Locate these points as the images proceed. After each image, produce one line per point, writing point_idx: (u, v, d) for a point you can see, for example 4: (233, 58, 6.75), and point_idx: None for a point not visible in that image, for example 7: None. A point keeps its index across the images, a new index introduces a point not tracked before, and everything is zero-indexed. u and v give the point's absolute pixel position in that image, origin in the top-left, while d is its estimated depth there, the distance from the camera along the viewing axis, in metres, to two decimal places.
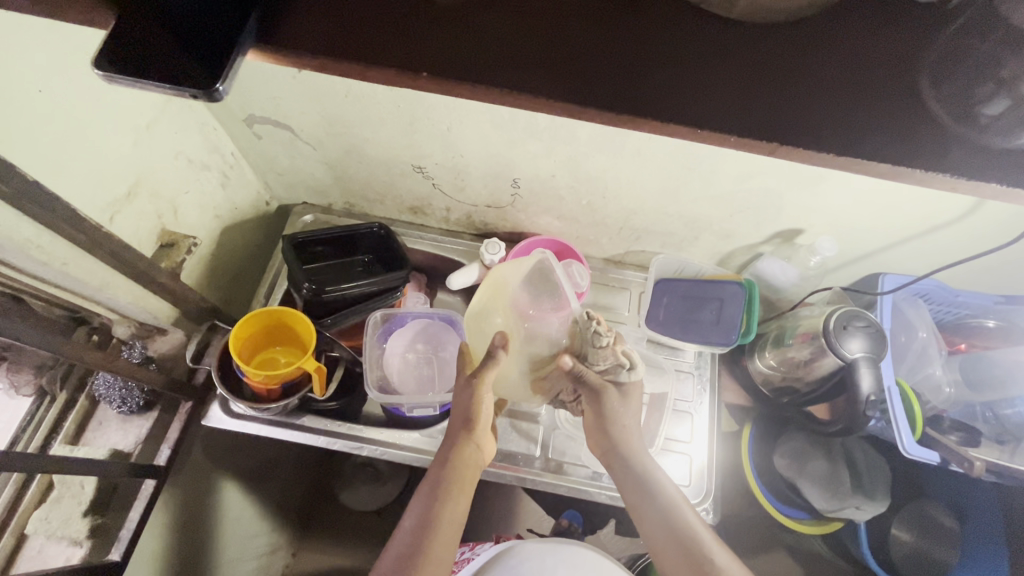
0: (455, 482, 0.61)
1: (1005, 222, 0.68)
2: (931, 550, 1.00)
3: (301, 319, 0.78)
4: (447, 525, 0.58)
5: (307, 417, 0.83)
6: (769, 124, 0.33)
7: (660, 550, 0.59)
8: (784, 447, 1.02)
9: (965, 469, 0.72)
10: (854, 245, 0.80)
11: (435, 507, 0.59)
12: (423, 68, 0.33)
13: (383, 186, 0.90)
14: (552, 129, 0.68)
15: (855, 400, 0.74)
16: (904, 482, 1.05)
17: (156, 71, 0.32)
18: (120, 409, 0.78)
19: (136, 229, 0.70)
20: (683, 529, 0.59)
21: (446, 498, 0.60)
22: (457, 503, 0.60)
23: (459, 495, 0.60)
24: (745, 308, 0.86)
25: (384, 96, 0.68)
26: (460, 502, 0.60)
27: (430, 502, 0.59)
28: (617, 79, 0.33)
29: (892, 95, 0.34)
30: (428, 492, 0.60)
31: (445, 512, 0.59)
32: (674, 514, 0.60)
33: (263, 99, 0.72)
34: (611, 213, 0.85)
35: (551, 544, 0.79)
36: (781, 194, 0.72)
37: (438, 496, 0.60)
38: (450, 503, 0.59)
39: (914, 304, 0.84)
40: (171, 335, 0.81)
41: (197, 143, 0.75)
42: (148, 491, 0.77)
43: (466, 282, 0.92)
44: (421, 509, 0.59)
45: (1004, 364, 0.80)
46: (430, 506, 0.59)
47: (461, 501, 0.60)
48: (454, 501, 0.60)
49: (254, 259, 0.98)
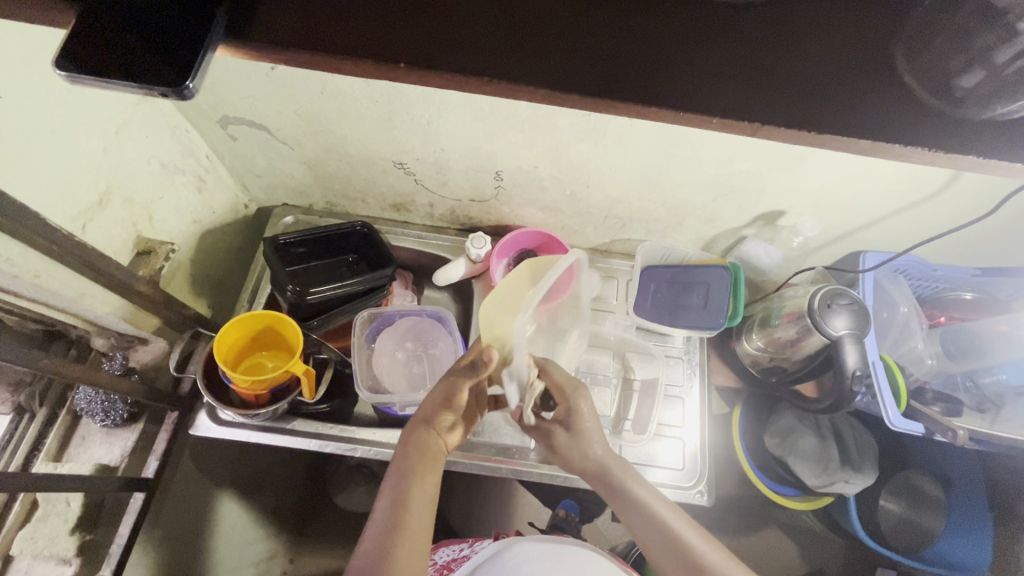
0: (423, 462, 0.60)
1: (978, 196, 0.70)
2: (918, 520, 1.05)
3: (285, 321, 0.76)
4: (419, 504, 0.57)
5: (297, 421, 0.82)
6: (747, 102, 0.33)
7: (661, 560, 0.58)
8: (773, 426, 1.05)
9: (950, 439, 0.73)
10: (834, 224, 0.82)
11: (406, 484, 0.57)
12: (401, 59, 0.32)
13: (364, 184, 0.89)
14: (532, 120, 0.68)
15: (841, 376, 0.75)
16: (890, 455, 1.08)
17: (125, 69, 0.31)
18: (104, 423, 0.76)
19: (111, 236, 0.67)
20: (671, 532, 0.58)
21: (416, 477, 0.58)
22: (425, 481, 0.58)
23: (428, 477, 0.59)
24: (730, 292, 0.87)
25: (362, 91, 0.67)
26: (429, 479, 0.59)
27: (399, 485, 0.57)
28: (600, 66, 0.33)
29: (868, 68, 0.34)
30: (398, 473, 0.58)
31: (416, 488, 0.57)
32: (661, 518, 0.59)
33: (237, 99, 0.71)
34: (595, 203, 0.85)
35: (546, 543, 0.79)
36: (762, 176, 0.73)
37: (407, 476, 0.58)
38: (420, 480, 0.58)
39: (895, 279, 0.85)
40: (152, 344, 0.80)
41: (170, 147, 0.74)
42: (137, 506, 0.75)
43: (453, 278, 0.92)
44: (393, 491, 0.57)
45: (984, 334, 0.82)
46: (401, 486, 0.57)
47: (431, 478, 0.59)
48: (423, 478, 0.58)
49: (235, 264, 0.96)
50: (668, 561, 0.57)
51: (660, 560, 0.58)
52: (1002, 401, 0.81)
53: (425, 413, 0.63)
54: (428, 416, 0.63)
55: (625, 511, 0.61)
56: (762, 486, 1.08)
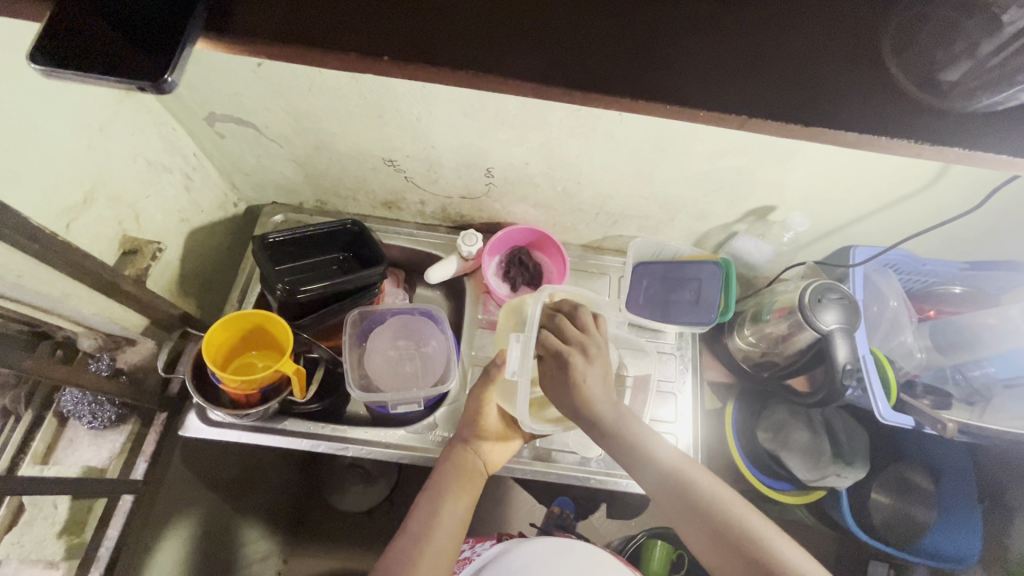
0: (456, 480, 0.67)
1: (966, 190, 0.70)
2: (909, 513, 1.07)
3: (274, 319, 0.76)
4: (449, 519, 0.63)
5: (288, 421, 0.82)
6: (735, 94, 0.33)
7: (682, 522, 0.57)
8: (767, 421, 1.07)
9: (939, 431, 0.74)
10: (824, 219, 0.82)
11: (439, 500, 0.65)
12: (386, 52, 0.32)
13: (355, 182, 0.88)
14: (523, 116, 0.68)
15: (832, 370, 0.75)
16: (883, 450, 1.10)
17: (106, 62, 0.31)
18: (91, 425, 0.75)
19: (97, 235, 0.67)
20: (687, 492, 0.57)
21: (449, 494, 0.65)
22: (457, 499, 0.65)
23: (459, 495, 0.66)
24: (722, 287, 0.87)
25: (351, 88, 0.66)
26: (461, 498, 0.66)
27: (433, 499, 0.65)
28: (587, 59, 0.33)
29: (855, 60, 0.34)
30: (433, 489, 0.66)
31: (447, 505, 0.64)
32: (672, 475, 0.58)
33: (224, 96, 0.70)
34: (587, 199, 0.85)
35: (553, 540, 0.79)
36: (753, 171, 0.73)
37: (439, 494, 0.65)
38: (452, 497, 0.65)
39: (884, 274, 0.86)
40: (140, 345, 0.78)
41: (156, 145, 0.73)
42: (127, 507, 0.75)
43: (445, 275, 0.92)
44: (428, 505, 0.64)
45: (974, 327, 0.82)
46: (435, 501, 0.65)
47: (464, 497, 0.66)
48: (455, 496, 0.65)
49: (225, 263, 0.95)
50: (688, 525, 0.56)
51: (681, 522, 0.57)
52: (990, 394, 0.82)
53: (464, 437, 0.72)
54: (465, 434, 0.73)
55: (638, 474, 0.59)
56: (754, 480, 1.08)
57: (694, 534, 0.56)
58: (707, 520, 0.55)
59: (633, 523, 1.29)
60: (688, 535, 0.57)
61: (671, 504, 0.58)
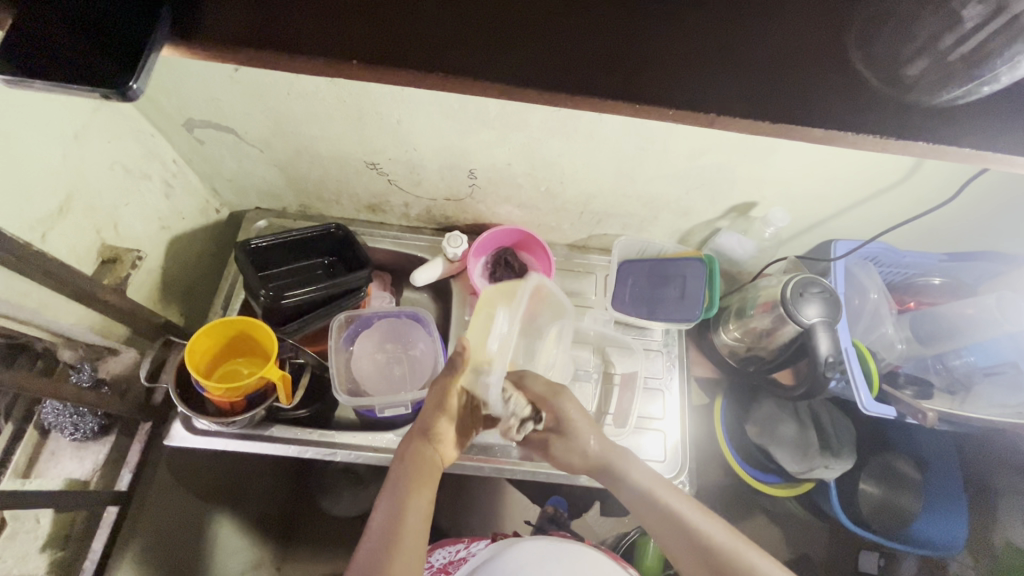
0: (419, 475, 0.61)
1: (941, 182, 0.71)
2: (896, 501, 1.08)
3: (258, 326, 0.75)
4: (416, 516, 0.57)
5: (275, 428, 0.81)
6: (704, 95, 0.33)
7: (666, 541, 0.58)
8: (756, 415, 1.07)
9: (920, 421, 0.75)
10: (805, 214, 0.83)
11: (403, 496, 0.58)
12: (356, 56, 0.32)
13: (338, 186, 0.88)
14: (503, 117, 0.68)
15: (815, 363, 0.76)
16: (871, 439, 1.13)
17: (69, 68, 0.30)
18: (73, 437, 0.74)
19: (75, 245, 0.66)
20: (665, 510, 0.59)
21: (413, 489, 0.59)
22: (422, 493, 0.59)
23: (424, 488, 0.60)
24: (706, 284, 0.88)
25: (330, 91, 0.66)
26: (426, 493, 0.60)
27: (395, 496, 0.59)
28: (557, 59, 0.33)
29: (822, 57, 0.34)
30: (395, 486, 0.60)
31: (413, 501, 0.58)
32: (653, 496, 0.60)
33: (202, 102, 0.70)
34: (571, 199, 0.86)
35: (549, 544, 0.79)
36: (732, 168, 0.74)
37: (404, 489, 0.59)
38: (417, 492, 0.59)
39: (866, 268, 0.86)
40: (123, 354, 0.77)
41: (134, 152, 0.72)
42: (111, 519, 0.74)
43: (431, 277, 0.92)
44: (390, 502, 0.58)
45: (951, 317, 0.84)
46: (398, 497, 0.58)
47: (429, 491, 0.60)
48: (420, 491, 0.59)
49: (208, 271, 0.95)
50: (672, 542, 0.57)
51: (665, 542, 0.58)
52: (970, 383, 0.83)
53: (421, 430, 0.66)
54: (423, 426, 0.66)
55: (623, 495, 0.62)
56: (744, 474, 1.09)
57: (677, 554, 0.57)
58: (687, 537, 0.56)
59: (626, 520, 1.30)
60: (673, 554, 0.57)
61: (653, 527, 0.59)
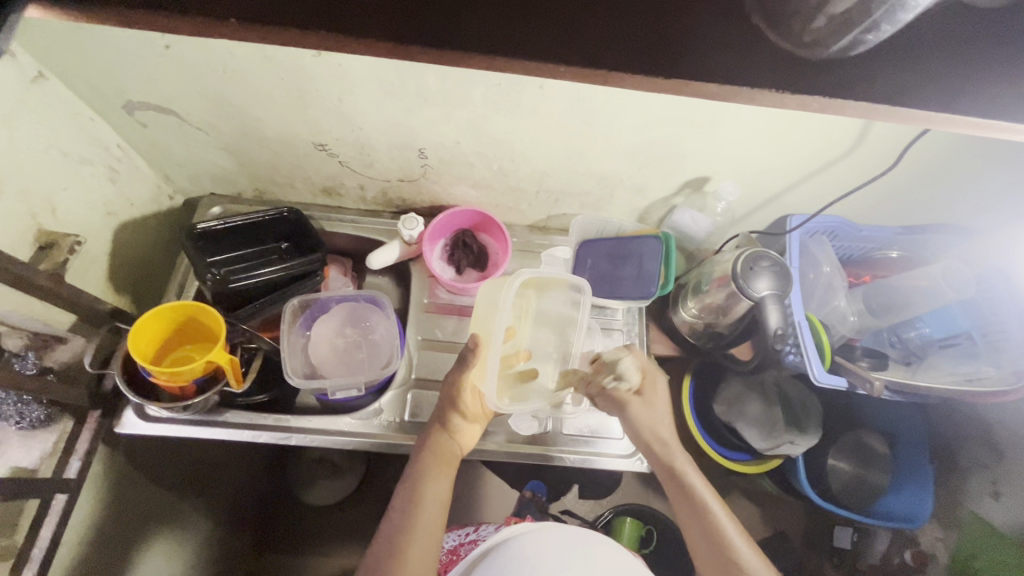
0: (435, 465, 0.70)
1: (886, 151, 0.71)
2: (868, 477, 1.10)
3: (207, 310, 0.75)
4: (432, 501, 0.67)
5: (229, 413, 0.81)
6: (597, 52, 0.33)
7: (686, 527, 0.68)
8: (723, 394, 1.08)
9: (867, 390, 0.76)
10: (757, 188, 0.82)
11: (419, 485, 0.68)
12: (232, 15, 0.31)
13: (290, 169, 0.87)
14: (444, 93, 0.67)
15: (765, 336, 0.76)
16: (839, 417, 1.14)
17: None
18: (16, 427, 0.70)
19: (7, 230, 0.64)
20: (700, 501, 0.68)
21: (428, 478, 0.69)
22: (438, 482, 0.68)
23: (441, 476, 0.69)
24: (662, 262, 0.87)
25: (265, 68, 0.65)
26: (441, 481, 0.69)
27: (413, 484, 0.68)
28: (442, 18, 0.33)
29: (709, 20, 0.34)
30: (412, 476, 0.69)
31: (428, 489, 0.68)
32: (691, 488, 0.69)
33: (138, 82, 0.69)
34: (524, 177, 0.85)
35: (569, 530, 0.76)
36: (680, 142, 0.73)
37: (419, 478, 0.69)
38: (432, 481, 0.68)
39: (820, 242, 0.87)
40: (70, 343, 0.76)
41: (70, 135, 0.71)
42: (60, 507, 0.73)
43: (387, 260, 0.91)
44: (408, 491, 0.68)
45: (904, 289, 0.84)
46: (413, 486, 0.68)
47: (442, 479, 0.69)
48: (435, 480, 0.69)
49: (162, 258, 0.94)
50: (693, 531, 0.67)
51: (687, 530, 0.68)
52: (924, 353, 0.85)
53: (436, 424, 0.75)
54: (440, 418, 0.75)
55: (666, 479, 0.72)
56: (713, 452, 1.09)
57: (693, 538, 0.67)
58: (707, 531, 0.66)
59: (602, 502, 1.31)
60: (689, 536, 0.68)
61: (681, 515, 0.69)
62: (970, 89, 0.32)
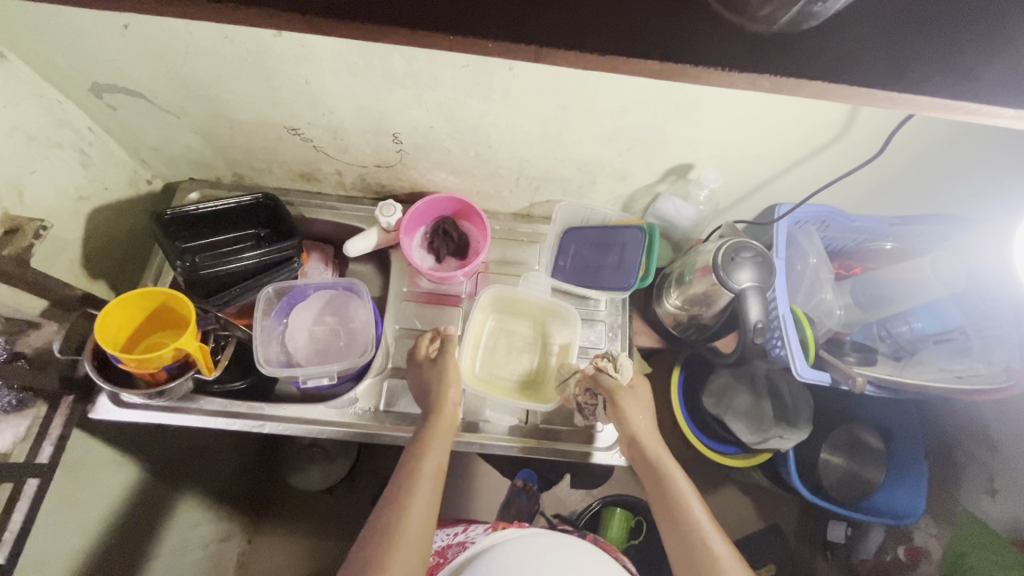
0: (437, 433, 0.69)
1: (875, 138, 0.68)
2: (860, 473, 1.08)
3: (178, 297, 0.74)
4: (430, 468, 0.65)
5: (203, 400, 0.80)
6: (530, 30, 0.35)
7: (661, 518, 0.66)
8: (712, 386, 1.06)
9: (850, 386, 0.73)
10: (743, 176, 0.79)
11: (420, 451, 0.67)
12: None
13: (264, 153, 0.85)
14: (412, 75, 0.65)
15: (745, 329, 0.74)
16: (829, 414, 1.11)
17: None
18: None
19: None
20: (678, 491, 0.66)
21: (428, 446, 0.67)
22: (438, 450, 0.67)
23: (440, 445, 0.68)
24: (644, 251, 0.85)
25: (227, 48, 0.63)
26: (441, 449, 0.68)
27: (414, 450, 0.67)
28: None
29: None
30: (414, 442, 0.68)
31: (429, 455, 0.66)
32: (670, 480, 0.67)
33: (101, 63, 0.67)
34: (503, 163, 0.83)
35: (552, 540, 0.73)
36: (660, 127, 0.70)
37: (421, 444, 0.67)
38: (432, 450, 0.67)
39: (807, 232, 0.84)
40: (44, 329, 0.76)
41: (35, 117, 0.70)
42: (32, 491, 0.73)
43: (364, 248, 0.89)
44: (409, 455, 0.66)
45: (892, 281, 0.81)
46: (415, 451, 0.67)
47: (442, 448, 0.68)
48: (436, 447, 0.67)
49: (140, 244, 0.93)
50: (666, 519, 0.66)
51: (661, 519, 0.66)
52: (914, 348, 0.83)
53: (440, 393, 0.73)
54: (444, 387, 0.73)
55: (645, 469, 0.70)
56: (699, 445, 1.08)
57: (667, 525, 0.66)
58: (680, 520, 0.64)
59: (593, 492, 1.30)
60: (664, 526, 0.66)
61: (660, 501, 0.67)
62: (919, 69, 0.35)
